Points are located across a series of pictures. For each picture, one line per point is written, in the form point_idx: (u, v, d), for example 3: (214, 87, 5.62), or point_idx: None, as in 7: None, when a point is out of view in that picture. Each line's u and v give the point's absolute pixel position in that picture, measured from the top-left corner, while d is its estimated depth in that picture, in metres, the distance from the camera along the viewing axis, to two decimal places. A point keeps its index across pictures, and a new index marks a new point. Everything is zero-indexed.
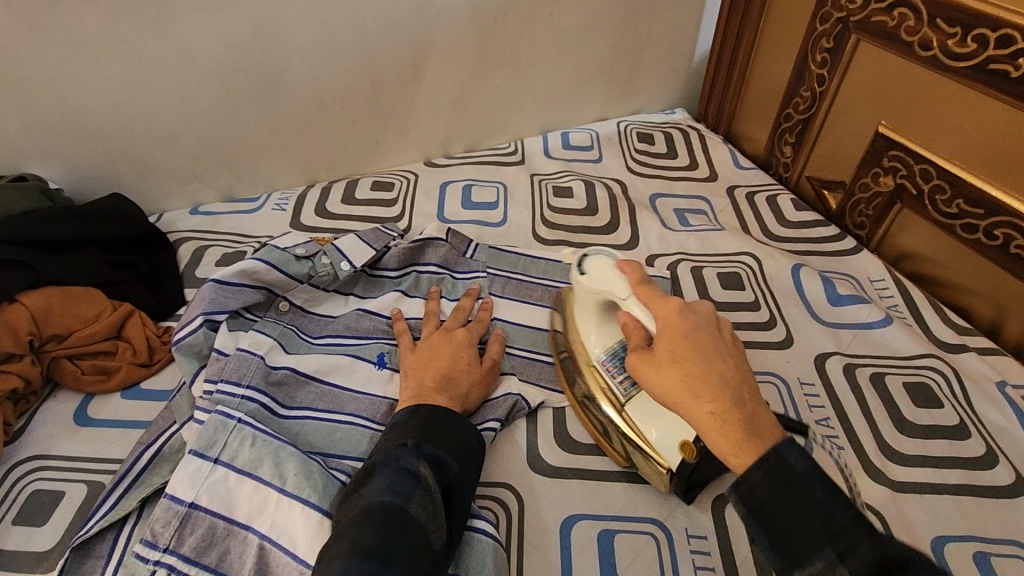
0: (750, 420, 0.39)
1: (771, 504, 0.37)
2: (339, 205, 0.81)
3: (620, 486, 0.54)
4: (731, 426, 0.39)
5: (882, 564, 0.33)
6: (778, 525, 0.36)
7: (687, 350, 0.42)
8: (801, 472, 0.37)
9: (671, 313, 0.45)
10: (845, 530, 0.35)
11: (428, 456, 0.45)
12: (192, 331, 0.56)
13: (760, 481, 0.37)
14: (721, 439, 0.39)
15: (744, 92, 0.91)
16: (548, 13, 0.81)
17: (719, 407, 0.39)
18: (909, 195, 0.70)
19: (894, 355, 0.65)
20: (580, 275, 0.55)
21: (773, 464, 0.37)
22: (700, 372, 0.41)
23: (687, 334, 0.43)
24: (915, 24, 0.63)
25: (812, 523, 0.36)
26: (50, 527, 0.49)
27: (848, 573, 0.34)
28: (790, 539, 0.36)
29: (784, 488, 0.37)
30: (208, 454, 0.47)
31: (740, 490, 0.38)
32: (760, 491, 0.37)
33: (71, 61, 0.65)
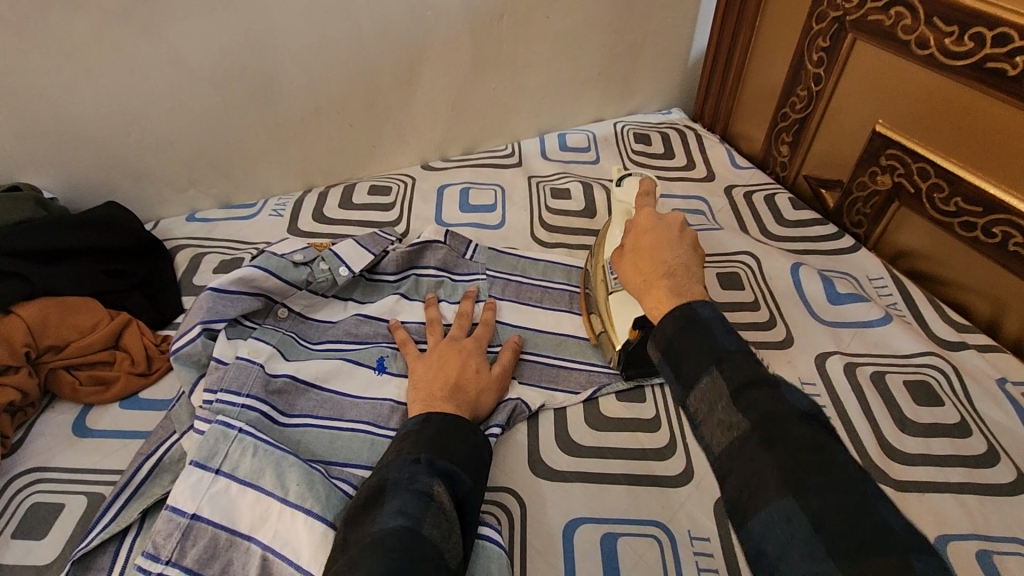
0: (673, 285, 0.48)
1: (677, 343, 0.43)
2: (336, 210, 0.81)
3: (623, 489, 0.54)
4: (658, 289, 0.48)
5: (756, 382, 0.38)
6: (678, 356, 0.42)
7: (644, 240, 0.54)
8: (706, 319, 0.44)
9: (643, 218, 0.56)
10: (731, 355, 0.41)
11: (441, 472, 0.44)
12: (191, 340, 0.55)
13: (669, 325, 0.44)
14: (648, 300, 0.49)
15: (741, 91, 0.91)
16: (543, 14, 0.81)
17: (652, 277, 0.50)
18: (906, 193, 0.70)
19: (894, 353, 0.65)
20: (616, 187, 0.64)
21: (683, 312, 0.44)
22: (647, 256, 0.52)
23: (647, 232, 0.54)
24: (911, 23, 0.63)
25: (705, 352, 0.41)
26: (50, 540, 0.49)
27: (728, 389, 0.39)
28: (709, 388, 0.40)
29: (686, 327, 0.43)
30: (210, 464, 0.46)
31: (673, 352, 0.43)
32: (668, 334, 0.44)
33: (64, 69, 0.64)
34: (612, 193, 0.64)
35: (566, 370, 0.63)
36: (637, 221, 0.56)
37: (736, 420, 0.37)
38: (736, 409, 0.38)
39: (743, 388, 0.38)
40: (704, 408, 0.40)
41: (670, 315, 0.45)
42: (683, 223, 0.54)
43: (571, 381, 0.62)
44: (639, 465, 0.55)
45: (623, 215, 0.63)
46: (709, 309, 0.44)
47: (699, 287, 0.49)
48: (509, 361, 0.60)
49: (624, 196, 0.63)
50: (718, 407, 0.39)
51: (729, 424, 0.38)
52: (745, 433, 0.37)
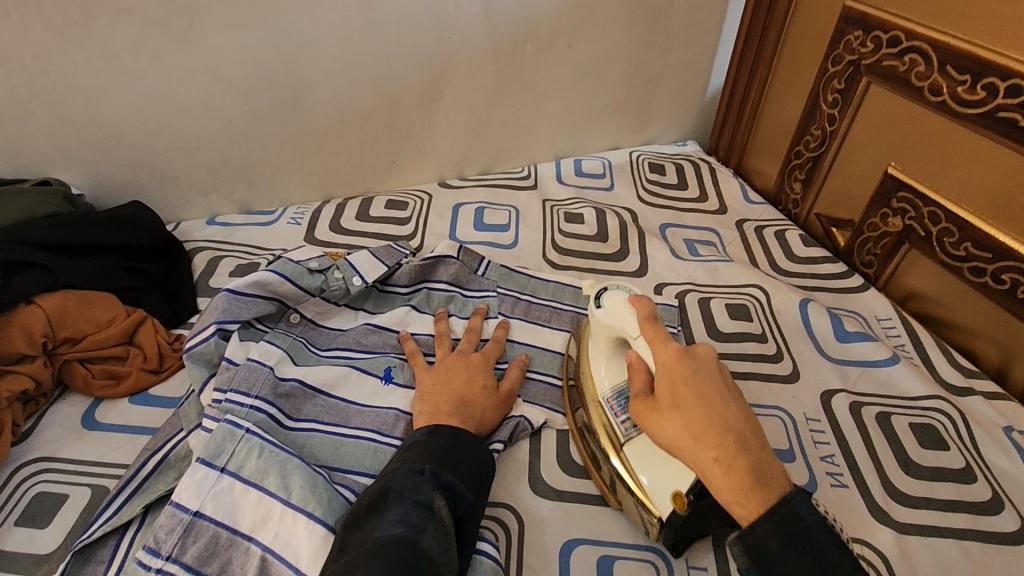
0: (755, 468, 0.40)
1: (772, 554, 0.38)
2: (352, 222, 0.83)
3: (621, 513, 0.54)
4: (735, 471, 0.40)
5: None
6: (778, 574, 0.38)
7: (689, 394, 0.44)
8: (809, 525, 0.39)
9: (669, 357, 0.47)
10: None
11: (444, 485, 0.45)
12: (204, 339, 0.56)
13: (765, 534, 0.38)
14: (727, 489, 0.40)
15: (756, 127, 0.93)
16: (566, 44, 0.83)
17: (720, 452, 0.41)
18: (917, 236, 0.70)
19: (900, 395, 0.65)
20: (597, 309, 0.55)
21: (780, 517, 0.39)
22: (702, 419, 0.43)
23: (686, 378, 0.45)
24: (925, 70, 0.65)
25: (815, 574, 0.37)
26: (52, 530, 0.49)
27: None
28: None
29: (791, 541, 0.38)
30: (215, 462, 0.47)
31: (768, 571, 0.38)
32: (759, 538, 0.38)
33: (102, 72, 0.67)
34: (593, 313, 0.55)
35: None
36: (659, 359, 0.47)
37: None
38: None
39: None
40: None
41: (767, 520, 0.39)
42: (714, 358, 0.47)
43: None
44: None
45: (608, 339, 0.56)
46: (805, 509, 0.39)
47: (770, 454, 0.42)
48: (518, 380, 0.61)
49: (608, 319, 0.54)
50: None
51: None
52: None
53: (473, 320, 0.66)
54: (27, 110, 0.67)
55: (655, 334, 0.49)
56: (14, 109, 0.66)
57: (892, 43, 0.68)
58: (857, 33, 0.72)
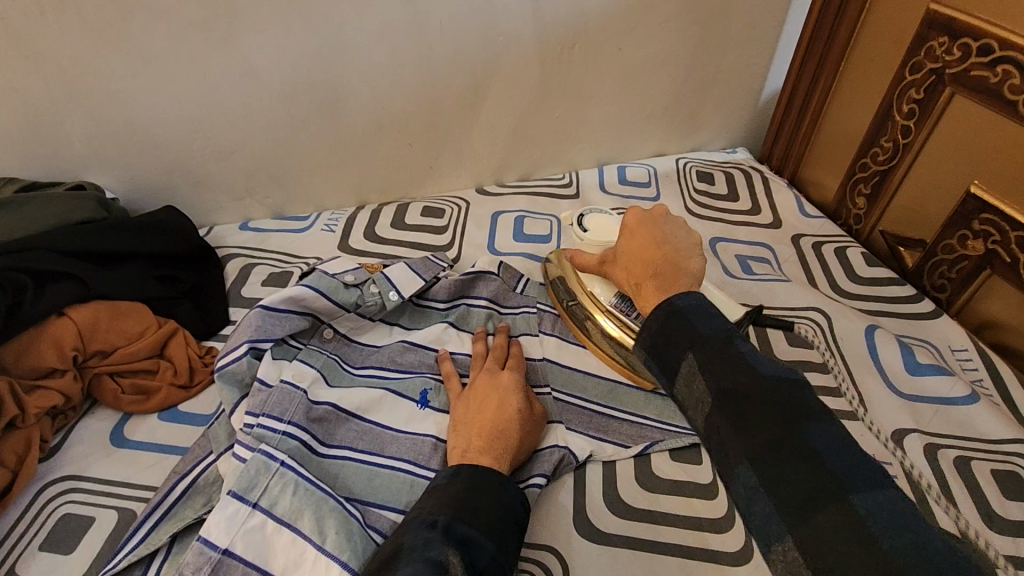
0: (660, 282, 0.49)
1: (661, 336, 0.46)
2: (387, 229, 0.79)
3: (675, 561, 0.49)
4: (650, 286, 0.49)
5: (730, 369, 0.41)
6: (661, 347, 0.46)
7: (636, 244, 0.52)
8: (681, 311, 0.45)
9: (628, 223, 0.54)
10: (714, 343, 0.42)
11: (461, 540, 0.41)
12: (236, 358, 0.54)
13: (652, 324, 0.46)
14: (643, 299, 0.50)
15: (816, 136, 0.87)
16: (616, 46, 0.79)
17: (645, 279, 0.50)
18: (1002, 262, 0.64)
19: (980, 437, 0.59)
20: (584, 233, 0.68)
21: (665, 312, 0.46)
22: (639, 259, 0.51)
23: (635, 234, 0.53)
24: (1021, 83, 0.59)
25: (688, 339, 0.44)
26: (77, 555, 0.47)
27: (703, 374, 0.42)
28: (688, 373, 0.43)
29: (671, 321, 0.45)
30: (247, 496, 0.45)
31: (654, 351, 0.46)
32: (658, 325, 0.46)
33: (139, 74, 0.65)
34: (583, 237, 0.68)
35: (616, 421, 0.59)
36: (624, 219, 0.55)
37: (706, 401, 0.42)
38: (710, 393, 0.41)
39: (716, 376, 0.41)
40: (692, 390, 0.43)
41: (654, 313, 0.46)
42: (665, 212, 0.53)
43: (622, 433, 0.58)
44: (693, 535, 0.51)
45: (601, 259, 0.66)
46: (694, 297, 0.46)
47: (690, 279, 0.49)
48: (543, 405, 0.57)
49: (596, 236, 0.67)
50: (698, 391, 0.42)
51: (703, 406, 0.42)
52: (718, 414, 0.40)
53: (498, 338, 0.62)
54: (64, 112, 0.65)
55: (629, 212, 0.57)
56: (52, 112, 0.65)
57: (983, 52, 0.62)
58: (942, 39, 0.66)
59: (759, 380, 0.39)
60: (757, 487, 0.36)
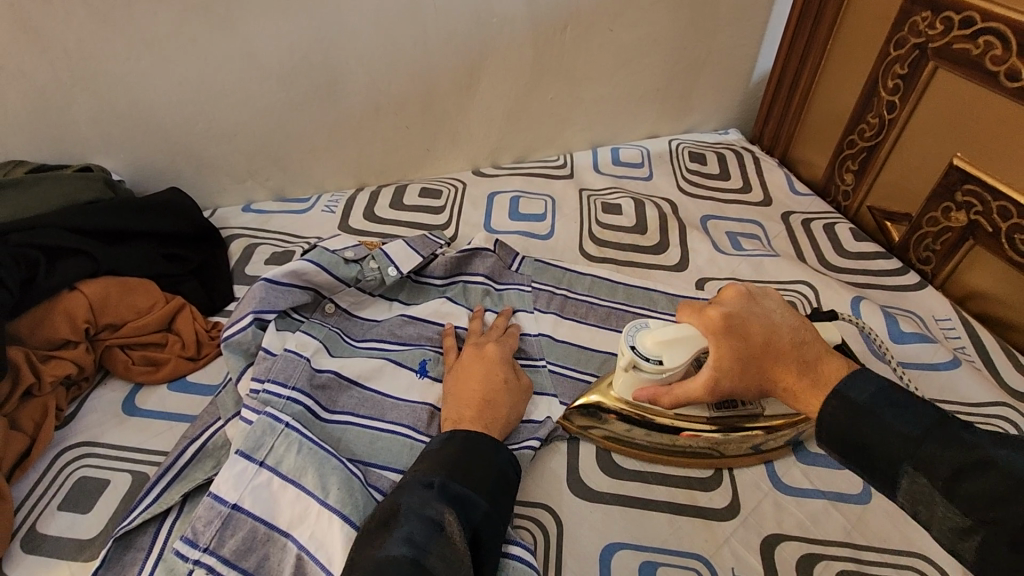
0: (817, 378, 0.43)
1: (854, 439, 0.40)
2: (386, 210, 0.81)
3: (664, 517, 0.52)
4: (811, 391, 0.43)
5: (971, 470, 0.35)
6: (864, 453, 0.39)
7: (754, 344, 0.45)
8: (870, 403, 0.40)
9: (713, 322, 0.46)
10: (922, 443, 0.37)
11: (454, 497, 0.43)
12: (242, 329, 0.56)
13: (837, 422, 0.41)
14: (810, 406, 0.43)
15: (806, 115, 0.88)
16: (607, 28, 0.80)
17: (786, 376, 0.44)
18: (984, 232, 0.66)
19: (961, 400, 0.61)
20: (652, 362, 0.50)
21: (844, 407, 0.41)
22: (772, 362, 0.44)
23: (739, 331, 0.45)
24: (1002, 54, 0.60)
25: (892, 443, 0.38)
26: (94, 514, 0.49)
27: (934, 488, 0.36)
28: (913, 485, 0.37)
29: (857, 417, 0.40)
30: (254, 455, 0.47)
31: (857, 459, 0.40)
32: (836, 425, 0.41)
33: (144, 58, 0.66)
34: (653, 368, 0.50)
35: None
36: (704, 321, 0.47)
37: (965, 521, 0.35)
38: (961, 509, 0.35)
39: (957, 479, 0.35)
40: (922, 511, 0.37)
41: (834, 413, 0.41)
42: (747, 292, 0.48)
43: None
44: (682, 493, 0.53)
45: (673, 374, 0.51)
46: (862, 385, 0.41)
47: (836, 356, 0.44)
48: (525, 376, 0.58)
49: (668, 357, 0.49)
50: (938, 506, 0.36)
51: (963, 529, 0.35)
52: (984, 532, 0.34)
53: (499, 319, 0.64)
54: (71, 96, 0.67)
55: (691, 307, 0.49)
56: (59, 96, 0.67)
57: (965, 25, 0.64)
58: (925, 14, 0.68)
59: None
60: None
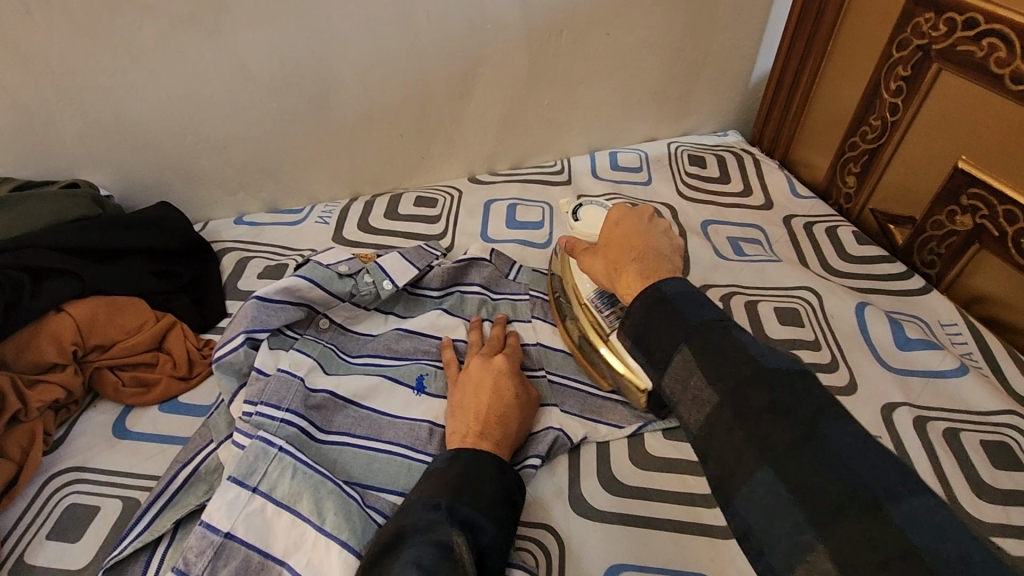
0: (644, 270, 0.50)
1: (648, 329, 0.45)
2: (381, 220, 0.80)
3: (668, 536, 0.50)
4: (632, 278, 0.50)
5: (736, 363, 0.39)
6: (650, 338, 0.45)
7: (620, 241, 0.54)
8: (667, 297, 0.45)
9: (613, 217, 0.56)
10: (704, 334, 0.42)
11: (462, 521, 0.42)
12: (233, 349, 0.55)
13: (636, 309, 0.46)
14: (628, 289, 0.50)
15: (807, 115, 0.87)
16: (603, 31, 0.79)
17: (624, 269, 0.51)
18: (990, 236, 0.65)
19: (969, 409, 0.60)
20: (575, 222, 0.61)
21: (648, 294, 0.46)
22: (622, 256, 0.53)
23: (619, 230, 0.55)
24: (1006, 56, 0.59)
25: (676, 330, 0.43)
26: (84, 544, 0.48)
27: (702, 368, 0.41)
28: (681, 363, 0.42)
29: (658, 310, 0.45)
30: (247, 482, 0.46)
31: (643, 340, 0.46)
32: (637, 317, 0.46)
33: (130, 71, 0.65)
34: (573, 228, 0.61)
35: (609, 402, 0.60)
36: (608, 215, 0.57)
37: (705, 395, 0.40)
38: (714, 388, 0.39)
39: (708, 362, 0.41)
40: (682, 384, 0.42)
41: (637, 301, 0.47)
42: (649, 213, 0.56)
43: (616, 414, 0.59)
44: (686, 511, 0.52)
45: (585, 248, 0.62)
46: (677, 287, 0.46)
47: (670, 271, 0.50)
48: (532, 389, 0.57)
49: (581, 227, 0.61)
50: (698, 384, 0.41)
51: (700, 400, 0.40)
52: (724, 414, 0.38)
53: (495, 328, 0.63)
54: (56, 110, 0.66)
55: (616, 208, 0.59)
56: (44, 110, 0.65)
57: (969, 26, 0.62)
58: (928, 15, 0.66)
59: (758, 375, 0.38)
60: (773, 494, 0.34)
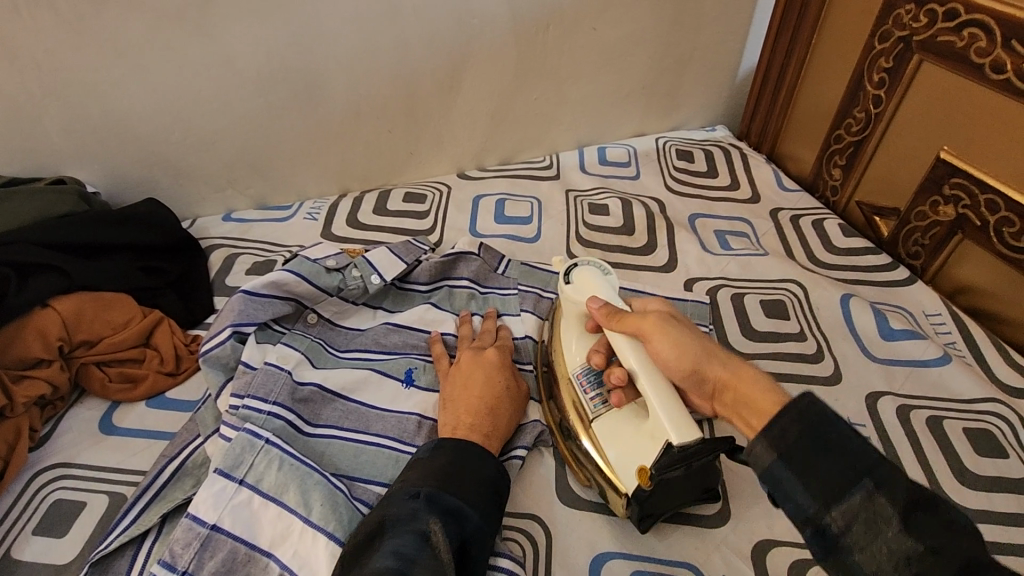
0: (763, 381, 0.43)
1: (806, 452, 0.36)
2: (370, 216, 0.80)
3: (653, 525, 0.51)
4: (757, 387, 0.43)
5: (920, 505, 0.33)
6: (811, 463, 0.36)
7: (702, 337, 0.48)
8: (827, 415, 0.37)
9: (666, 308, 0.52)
10: (882, 466, 0.34)
11: (445, 510, 0.42)
12: (220, 343, 0.55)
13: (789, 423, 0.37)
14: (766, 403, 0.41)
15: (793, 109, 0.87)
16: (590, 26, 0.79)
17: (731, 374, 0.44)
18: (972, 226, 0.66)
19: (953, 397, 0.60)
20: (567, 284, 0.55)
21: (805, 407, 0.37)
22: (720, 355, 0.46)
23: (683, 322, 0.50)
24: (987, 46, 0.60)
25: (850, 464, 0.35)
26: (70, 539, 0.48)
27: (890, 506, 0.33)
28: (864, 504, 0.34)
29: (816, 432, 0.36)
30: (234, 474, 0.46)
31: (802, 466, 0.36)
32: (792, 432, 0.37)
33: (116, 67, 0.65)
34: (562, 290, 0.55)
35: None
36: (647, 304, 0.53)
37: (912, 551, 0.32)
38: (910, 536, 0.32)
39: (909, 510, 0.33)
40: (858, 531, 0.34)
41: (791, 409, 0.38)
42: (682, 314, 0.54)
43: None
44: None
45: (575, 315, 0.56)
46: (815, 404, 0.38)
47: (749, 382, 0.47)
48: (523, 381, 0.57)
49: (574, 294, 0.55)
50: (883, 532, 0.33)
51: (903, 556, 0.32)
52: (923, 568, 0.32)
53: (487, 323, 0.63)
54: (41, 106, 0.65)
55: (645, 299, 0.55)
56: (29, 106, 0.65)
57: (950, 17, 0.63)
58: (909, 7, 0.67)
59: (958, 529, 0.32)
60: None
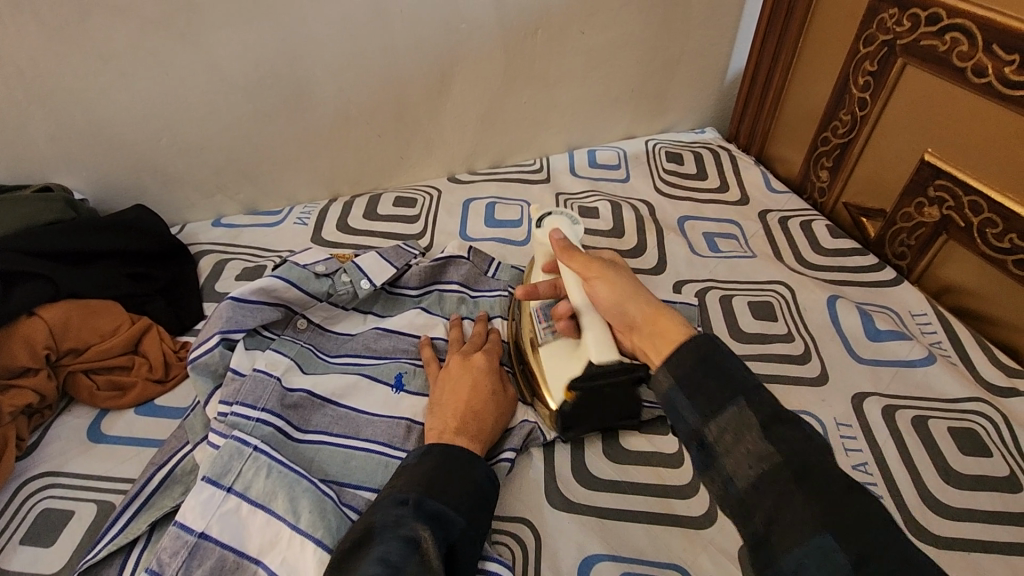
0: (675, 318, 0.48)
1: (695, 377, 0.41)
2: (360, 221, 0.80)
3: (642, 527, 0.51)
4: (664, 316, 0.49)
5: (784, 421, 0.38)
6: (696, 387, 0.41)
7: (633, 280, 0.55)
8: (720, 351, 0.42)
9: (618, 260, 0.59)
10: (755, 388, 0.40)
11: (429, 515, 0.42)
12: (208, 350, 0.55)
13: (684, 355, 0.43)
14: (666, 328, 0.47)
15: (780, 112, 0.88)
16: (578, 29, 0.79)
17: (647, 307, 0.50)
18: (956, 227, 0.66)
19: (938, 397, 0.61)
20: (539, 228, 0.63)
21: (702, 345, 0.43)
22: (644, 294, 0.52)
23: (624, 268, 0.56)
24: (969, 50, 0.60)
25: (726, 386, 0.40)
26: (58, 548, 0.48)
27: (755, 420, 0.38)
28: (734, 418, 0.39)
29: (705, 364, 0.42)
30: (222, 481, 0.46)
31: (689, 388, 0.41)
32: (685, 362, 0.42)
33: (103, 74, 0.65)
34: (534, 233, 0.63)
35: None
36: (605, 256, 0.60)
37: (767, 453, 0.36)
38: (768, 441, 0.37)
39: (770, 423, 0.38)
40: (727, 439, 0.39)
41: (689, 345, 0.43)
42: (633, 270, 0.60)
43: None
44: (659, 503, 0.53)
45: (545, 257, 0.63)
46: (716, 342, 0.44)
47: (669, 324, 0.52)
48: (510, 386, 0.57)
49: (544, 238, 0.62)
50: (748, 438, 0.38)
51: (756, 456, 0.37)
52: (779, 468, 0.36)
53: (477, 326, 0.63)
54: (27, 113, 0.65)
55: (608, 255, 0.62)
56: (15, 114, 0.65)
57: (932, 21, 0.64)
58: (893, 11, 0.68)
59: (811, 441, 0.36)
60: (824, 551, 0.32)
